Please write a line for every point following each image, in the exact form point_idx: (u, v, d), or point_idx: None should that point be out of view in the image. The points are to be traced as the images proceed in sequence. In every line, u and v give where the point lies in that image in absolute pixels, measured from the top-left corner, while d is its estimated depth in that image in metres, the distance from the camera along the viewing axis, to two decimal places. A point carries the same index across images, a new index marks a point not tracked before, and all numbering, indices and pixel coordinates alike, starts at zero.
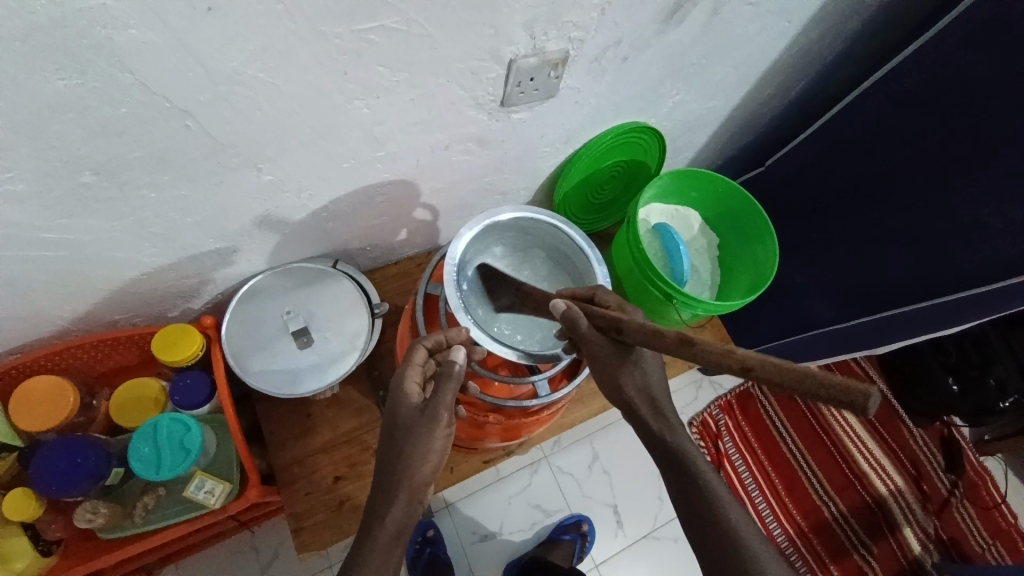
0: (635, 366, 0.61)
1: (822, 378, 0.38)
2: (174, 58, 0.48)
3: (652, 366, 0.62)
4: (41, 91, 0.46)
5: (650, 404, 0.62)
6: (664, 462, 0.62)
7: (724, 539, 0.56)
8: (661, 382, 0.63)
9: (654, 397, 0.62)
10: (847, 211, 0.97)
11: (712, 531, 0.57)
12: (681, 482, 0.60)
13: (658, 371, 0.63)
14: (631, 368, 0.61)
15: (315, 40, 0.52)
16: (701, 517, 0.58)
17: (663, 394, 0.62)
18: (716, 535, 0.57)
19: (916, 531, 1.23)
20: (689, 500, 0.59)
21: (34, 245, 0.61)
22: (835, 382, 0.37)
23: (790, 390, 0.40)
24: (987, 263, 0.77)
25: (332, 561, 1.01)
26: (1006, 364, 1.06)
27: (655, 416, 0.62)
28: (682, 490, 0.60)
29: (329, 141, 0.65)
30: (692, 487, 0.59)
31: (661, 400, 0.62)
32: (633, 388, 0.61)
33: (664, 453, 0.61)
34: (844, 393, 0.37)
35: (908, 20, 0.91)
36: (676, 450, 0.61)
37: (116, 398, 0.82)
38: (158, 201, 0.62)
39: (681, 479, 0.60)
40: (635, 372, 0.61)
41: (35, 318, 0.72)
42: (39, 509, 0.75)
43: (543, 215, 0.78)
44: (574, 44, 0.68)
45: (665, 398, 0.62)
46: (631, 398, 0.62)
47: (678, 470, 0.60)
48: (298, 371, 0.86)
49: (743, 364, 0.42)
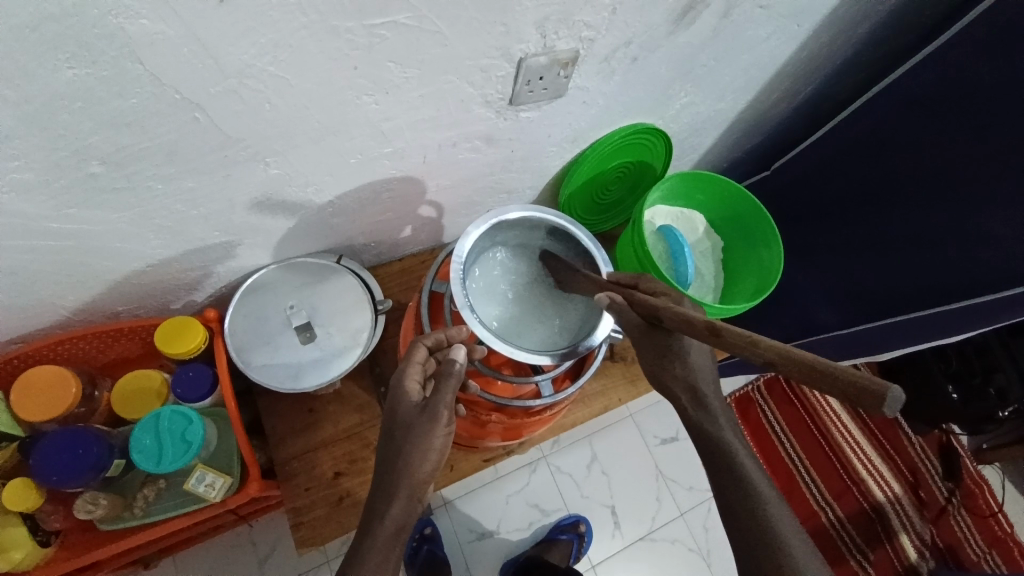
0: (677, 356, 0.58)
1: (838, 372, 0.36)
2: (186, 50, 0.48)
3: (697, 353, 0.58)
4: (52, 81, 0.46)
5: (690, 394, 0.58)
6: (706, 454, 0.59)
7: (751, 529, 0.55)
8: (707, 371, 0.59)
9: (698, 388, 0.58)
10: (854, 217, 0.97)
11: (735, 523, 0.56)
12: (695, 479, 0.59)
13: (705, 359, 0.59)
14: (673, 359, 0.58)
15: (327, 35, 0.52)
16: (735, 508, 0.57)
17: (708, 384, 0.58)
18: (733, 527, 0.56)
19: (912, 537, 1.23)
20: (724, 487, 0.58)
21: (40, 235, 0.61)
22: (851, 379, 0.35)
23: (809, 386, 0.38)
24: (987, 273, 0.77)
25: (330, 557, 1.01)
26: (1007, 373, 1.06)
27: (695, 406, 0.59)
28: (717, 475, 0.58)
29: (337, 137, 0.65)
30: (729, 477, 0.57)
31: (705, 392, 0.58)
32: (673, 378, 0.58)
33: (705, 443, 0.59)
34: (863, 392, 0.34)
35: (918, 26, 0.91)
36: (716, 439, 0.58)
37: (118, 390, 0.82)
38: (164, 192, 0.62)
39: (716, 467, 0.58)
40: (676, 363, 0.58)
41: (39, 308, 0.72)
42: (38, 500, 0.75)
43: (550, 215, 0.77)
44: (584, 44, 0.68)
45: (710, 389, 0.58)
46: (672, 389, 0.59)
47: (715, 457, 0.58)
48: (300, 366, 0.86)
49: (766, 358, 0.41)
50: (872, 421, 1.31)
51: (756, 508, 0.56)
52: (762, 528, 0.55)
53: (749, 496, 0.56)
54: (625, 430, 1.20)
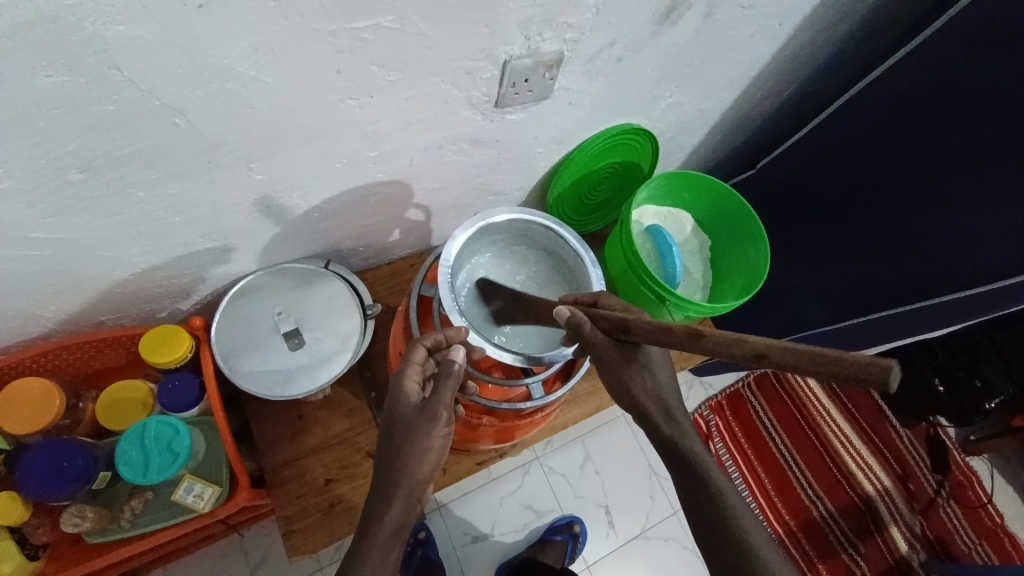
0: (645, 369, 0.60)
1: (839, 354, 0.36)
2: (164, 55, 0.47)
3: (659, 366, 0.61)
4: (29, 87, 0.45)
5: (659, 405, 0.61)
6: (676, 465, 0.60)
7: (717, 523, 0.56)
8: (669, 381, 0.61)
9: (665, 400, 0.61)
10: (841, 212, 0.97)
11: (702, 518, 0.57)
12: (692, 487, 0.58)
13: (666, 371, 0.62)
14: (641, 373, 0.59)
15: (308, 38, 0.51)
16: (700, 507, 0.57)
17: (673, 395, 0.61)
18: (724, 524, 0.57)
19: (902, 529, 1.24)
20: (693, 493, 0.58)
21: (21, 244, 0.60)
22: (851, 359, 0.36)
23: (806, 373, 0.38)
24: (972, 265, 0.77)
25: (323, 564, 1.00)
26: (993, 365, 1.09)
27: (666, 420, 0.60)
28: (685, 482, 0.59)
29: (324, 140, 0.64)
30: (693, 482, 0.58)
31: (673, 404, 0.61)
32: (644, 393, 0.60)
33: (676, 457, 0.59)
34: (861, 373, 0.35)
35: (900, 24, 0.91)
36: (687, 452, 0.59)
37: (102, 401, 0.80)
38: (147, 199, 0.61)
39: (681, 471, 0.59)
40: (645, 376, 0.60)
41: (21, 319, 0.71)
42: (24, 514, 0.73)
43: (537, 217, 0.78)
44: (568, 45, 0.68)
45: (675, 401, 0.61)
46: (644, 405, 0.60)
47: (682, 467, 0.59)
48: (290, 371, 0.85)
49: (757, 352, 0.40)
50: (860, 415, 1.33)
51: (731, 508, 0.56)
52: (729, 527, 0.56)
53: (723, 498, 0.57)
54: (618, 430, 1.21)
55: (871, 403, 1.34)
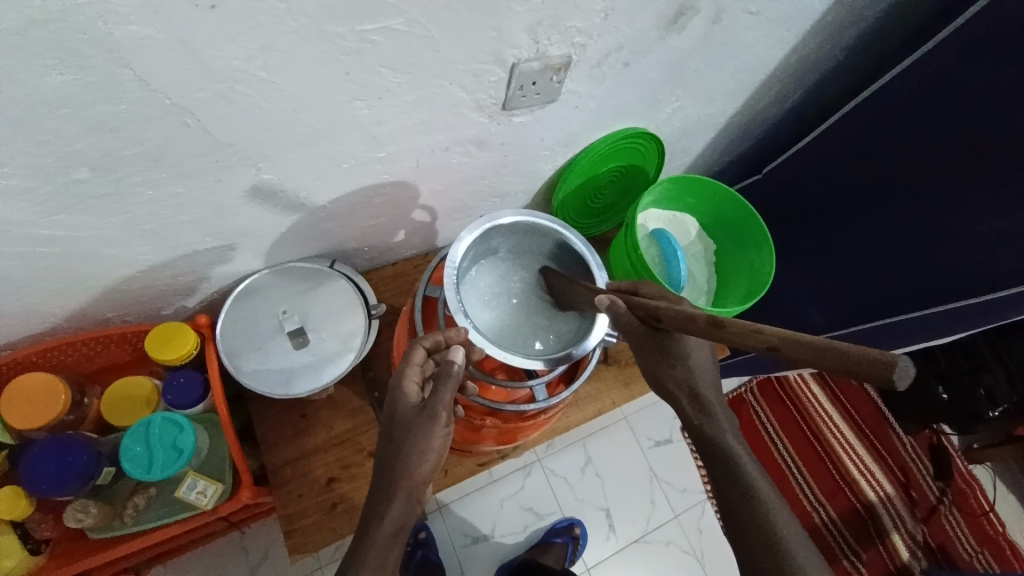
0: (678, 359, 0.57)
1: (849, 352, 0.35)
2: (173, 55, 0.48)
3: (697, 354, 0.58)
4: (39, 86, 0.45)
5: (692, 397, 0.58)
6: (709, 459, 0.59)
7: (745, 520, 0.56)
8: (707, 371, 0.58)
9: (699, 391, 0.58)
10: (844, 219, 0.97)
11: (732, 520, 0.57)
12: (721, 482, 0.58)
13: (706, 361, 0.58)
14: (674, 361, 0.57)
15: (317, 40, 0.52)
16: (730, 508, 0.57)
17: (709, 387, 0.58)
18: (740, 524, 0.56)
19: (904, 537, 1.23)
20: (725, 491, 0.58)
21: (27, 241, 0.60)
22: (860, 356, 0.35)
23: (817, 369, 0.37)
24: (978, 274, 0.77)
25: (324, 564, 1.01)
26: (995, 373, 1.09)
27: (697, 410, 0.59)
28: (719, 483, 0.58)
29: (330, 141, 0.65)
30: (727, 480, 0.58)
31: (707, 396, 0.58)
32: (675, 382, 0.58)
33: (706, 447, 0.59)
34: (866, 365, 0.34)
35: (907, 32, 0.92)
36: (716, 442, 0.58)
37: (107, 397, 0.81)
38: (153, 198, 0.62)
39: (714, 465, 0.59)
40: (677, 365, 0.57)
41: (27, 315, 0.71)
42: (27, 509, 0.74)
43: (543, 220, 0.77)
44: (575, 49, 0.68)
45: (711, 393, 0.58)
46: (674, 393, 0.58)
47: (717, 461, 0.58)
48: (292, 371, 0.85)
49: (770, 345, 0.39)
50: (862, 421, 1.32)
51: (756, 508, 0.56)
52: (759, 530, 0.55)
53: (751, 495, 0.57)
54: (619, 433, 1.21)
55: (873, 408, 1.34)
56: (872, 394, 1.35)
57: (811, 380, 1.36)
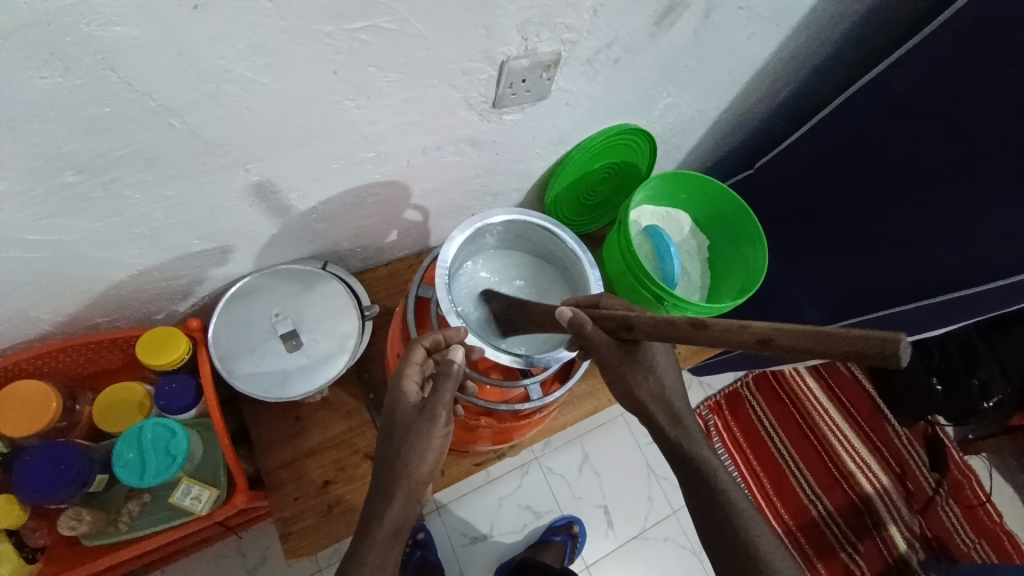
0: (650, 371, 0.58)
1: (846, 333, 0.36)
2: (161, 56, 0.47)
3: (665, 367, 0.59)
4: (25, 88, 0.45)
5: (665, 408, 0.60)
6: (685, 472, 0.60)
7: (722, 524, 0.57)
8: (676, 383, 0.60)
9: (670, 402, 0.59)
10: (838, 211, 0.97)
11: (706, 521, 0.58)
12: (697, 492, 0.59)
13: (672, 372, 0.60)
14: (647, 375, 0.58)
15: (307, 40, 0.51)
16: (703, 511, 0.58)
17: (678, 397, 0.60)
18: (719, 531, 0.57)
19: (902, 529, 1.24)
20: (700, 502, 0.59)
21: (17, 245, 0.59)
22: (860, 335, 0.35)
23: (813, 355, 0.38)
24: (970, 264, 0.77)
25: (322, 566, 1.00)
26: (989, 366, 1.10)
27: (671, 422, 0.60)
28: (693, 490, 0.59)
29: (322, 142, 0.64)
30: (701, 486, 0.59)
31: (678, 407, 0.60)
32: (648, 395, 0.59)
33: (682, 459, 0.60)
34: (872, 347, 0.34)
35: (897, 25, 0.92)
36: (691, 453, 0.59)
37: (99, 403, 0.80)
38: (144, 200, 0.61)
39: (689, 476, 0.60)
40: (649, 378, 0.58)
41: (18, 320, 0.71)
42: (21, 517, 0.73)
43: (535, 218, 0.77)
44: (566, 46, 0.68)
45: (680, 402, 0.60)
46: (648, 407, 0.59)
47: (692, 470, 0.59)
48: (287, 373, 0.85)
49: (761, 337, 0.40)
50: (858, 413, 1.33)
51: (733, 514, 0.57)
52: (735, 531, 0.57)
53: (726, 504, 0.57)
54: (616, 430, 1.20)
55: (868, 401, 1.34)
56: (868, 386, 1.35)
57: (807, 373, 1.36)
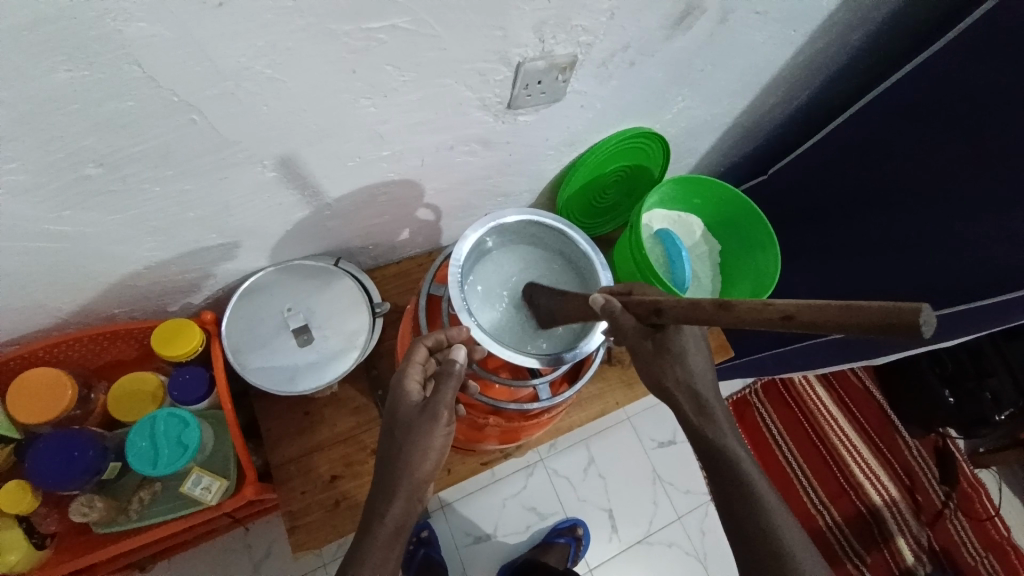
0: (678, 359, 0.57)
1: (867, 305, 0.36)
2: (181, 53, 0.48)
3: (695, 355, 0.58)
4: (48, 81, 0.46)
5: (692, 398, 0.58)
6: (709, 463, 0.59)
7: (748, 525, 0.56)
8: (705, 372, 0.58)
9: (698, 393, 0.58)
10: (850, 220, 0.97)
11: (734, 523, 0.57)
12: (722, 484, 0.58)
13: (704, 364, 0.58)
14: (673, 362, 0.57)
15: (324, 38, 0.52)
16: (733, 511, 0.57)
17: (708, 389, 0.58)
18: (740, 524, 0.57)
19: (909, 541, 1.23)
20: (726, 494, 0.58)
21: (35, 236, 0.60)
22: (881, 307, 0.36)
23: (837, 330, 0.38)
24: (983, 276, 0.77)
25: (326, 561, 1.01)
26: (1002, 377, 1.08)
27: (697, 412, 0.59)
28: (718, 480, 0.58)
29: (334, 140, 0.65)
30: (727, 480, 0.58)
31: (706, 396, 0.58)
32: (675, 383, 0.58)
33: (706, 450, 0.59)
34: (896, 316, 0.35)
35: (915, 32, 0.91)
36: (717, 444, 0.58)
37: (113, 393, 0.81)
38: (160, 194, 0.62)
39: (714, 468, 0.58)
40: (676, 366, 0.57)
41: (33, 310, 0.72)
42: (34, 503, 0.74)
43: (549, 218, 0.78)
44: (582, 48, 0.68)
45: (709, 394, 0.58)
46: (675, 396, 0.58)
47: (716, 461, 0.58)
48: (296, 369, 0.86)
49: (784, 314, 0.40)
50: (868, 423, 1.32)
51: (761, 507, 0.56)
52: (756, 526, 0.56)
53: (753, 496, 0.57)
54: (622, 434, 1.20)
55: (879, 412, 1.33)
56: (878, 396, 1.34)
57: (817, 382, 1.35)
